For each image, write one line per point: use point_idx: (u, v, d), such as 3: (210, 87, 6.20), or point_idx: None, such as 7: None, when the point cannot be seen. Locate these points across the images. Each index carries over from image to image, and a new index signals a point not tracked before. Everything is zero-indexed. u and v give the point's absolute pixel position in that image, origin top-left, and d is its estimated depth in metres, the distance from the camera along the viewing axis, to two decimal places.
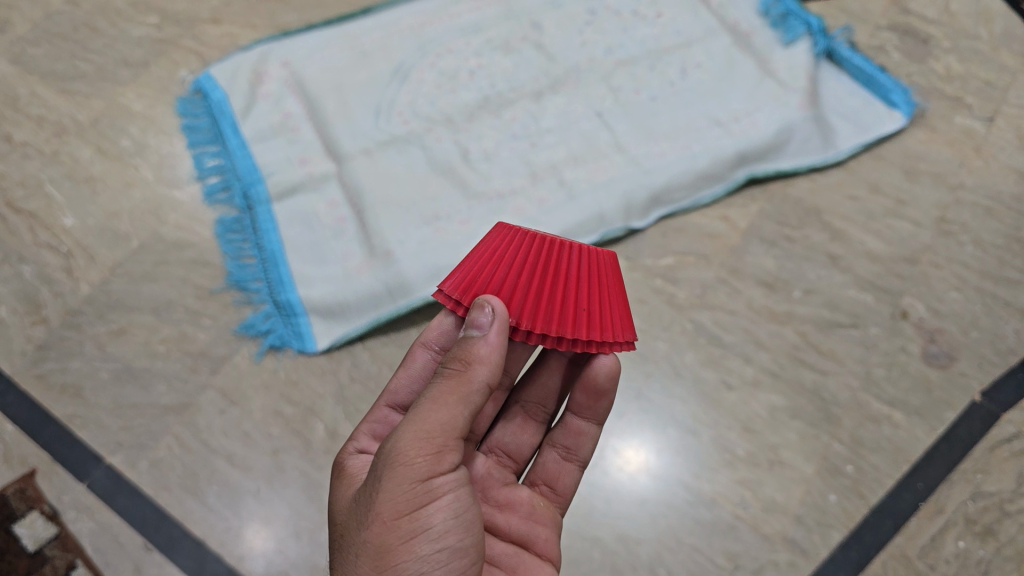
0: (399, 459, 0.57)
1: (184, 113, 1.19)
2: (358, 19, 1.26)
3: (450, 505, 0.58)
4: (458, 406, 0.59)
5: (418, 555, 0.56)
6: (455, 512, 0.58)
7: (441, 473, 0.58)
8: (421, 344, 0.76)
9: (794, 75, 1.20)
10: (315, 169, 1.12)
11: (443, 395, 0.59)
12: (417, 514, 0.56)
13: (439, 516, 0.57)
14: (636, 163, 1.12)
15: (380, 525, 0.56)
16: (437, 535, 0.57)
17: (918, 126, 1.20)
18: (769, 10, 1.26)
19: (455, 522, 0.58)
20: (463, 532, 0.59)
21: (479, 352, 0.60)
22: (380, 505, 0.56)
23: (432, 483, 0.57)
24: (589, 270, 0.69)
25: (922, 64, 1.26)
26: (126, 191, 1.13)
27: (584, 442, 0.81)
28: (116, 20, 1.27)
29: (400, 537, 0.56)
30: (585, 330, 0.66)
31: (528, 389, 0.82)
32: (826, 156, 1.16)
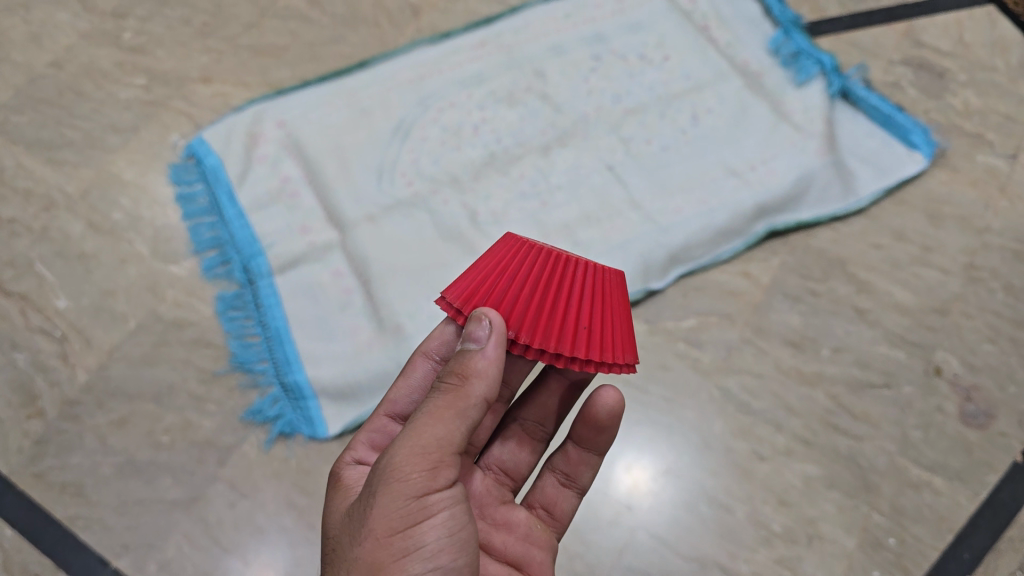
0: (394, 474, 0.56)
1: (177, 182, 1.14)
2: (354, 73, 1.21)
3: (445, 524, 0.57)
4: (456, 422, 0.58)
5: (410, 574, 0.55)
6: (448, 530, 0.57)
7: (436, 490, 0.57)
8: (421, 352, 0.74)
9: (810, 119, 1.15)
10: (317, 238, 1.08)
11: (441, 409, 0.59)
12: (411, 531, 0.56)
13: (432, 532, 0.56)
14: (651, 221, 1.07)
15: (373, 541, 0.56)
16: (432, 552, 0.56)
17: (939, 167, 1.15)
18: (780, 49, 1.23)
19: (449, 541, 0.57)
20: (457, 552, 0.57)
21: (478, 366, 0.59)
22: (373, 521, 0.56)
23: (427, 499, 0.56)
24: (596, 285, 0.69)
25: (940, 100, 1.21)
26: (120, 268, 1.08)
27: (583, 471, 0.80)
28: (102, 82, 1.22)
29: (393, 553, 0.55)
30: (584, 346, 0.64)
31: (527, 408, 0.81)
32: (847, 204, 1.12)
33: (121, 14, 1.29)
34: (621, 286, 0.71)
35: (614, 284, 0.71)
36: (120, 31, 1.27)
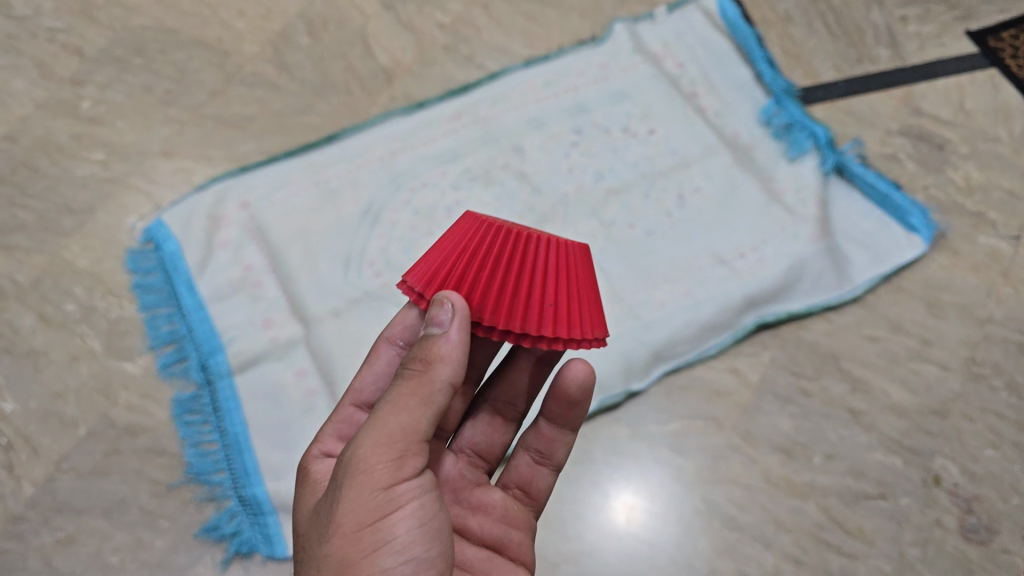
0: (361, 470, 0.57)
1: (134, 269, 1.08)
2: (322, 147, 1.15)
3: (415, 514, 0.57)
4: (423, 413, 0.59)
5: (382, 568, 0.56)
6: (418, 519, 0.57)
7: (404, 481, 0.57)
8: (385, 340, 0.75)
9: (802, 201, 1.10)
10: (280, 333, 1.03)
11: (405, 399, 0.59)
12: (380, 525, 0.56)
13: (402, 525, 0.57)
14: (634, 317, 1.02)
15: (342, 536, 0.56)
16: (403, 544, 0.56)
17: (940, 250, 1.09)
18: (772, 119, 1.17)
19: (420, 531, 0.57)
20: (428, 541, 0.58)
21: (442, 352, 0.59)
22: (343, 516, 0.56)
23: (393, 491, 0.57)
24: (558, 261, 0.66)
25: (940, 175, 1.15)
26: (72, 366, 1.03)
27: (557, 447, 0.79)
28: (58, 157, 1.16)
29: (362, 547, 0.56)
30: (551, 326, 0.62)
31: (497, 388, 0.79)
32: (841, 293, 1.06)
33: (80, 80, 1.22)
34: (584, 258, 0.68)
35: (578, 259, 0.67)
36: (79, 100, 1.20)
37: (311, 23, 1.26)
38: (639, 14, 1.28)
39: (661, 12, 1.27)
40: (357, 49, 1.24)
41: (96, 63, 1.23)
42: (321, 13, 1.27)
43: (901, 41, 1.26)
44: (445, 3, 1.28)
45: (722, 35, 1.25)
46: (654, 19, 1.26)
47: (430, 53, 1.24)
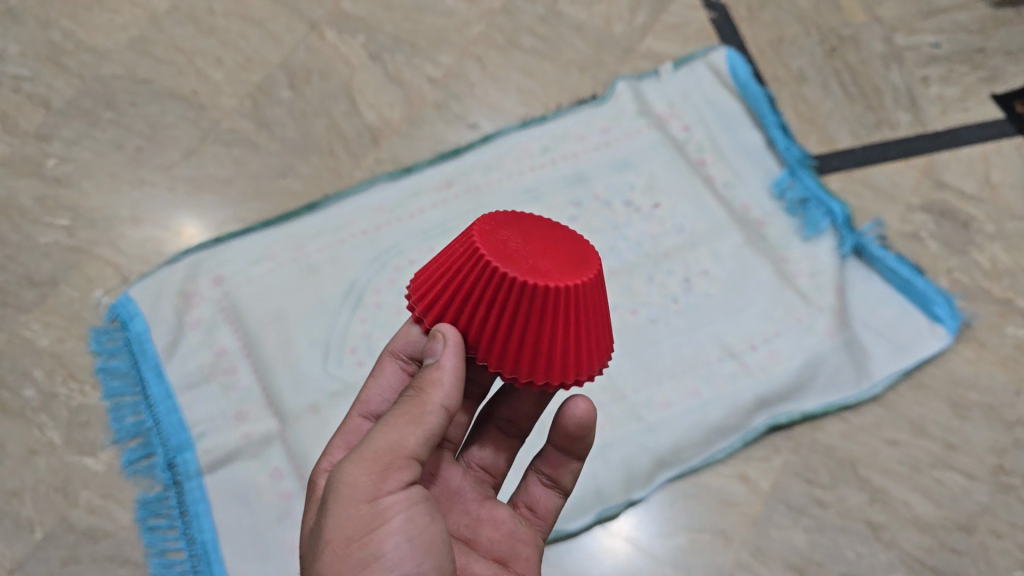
0: (347, 486, 0.52)
1: (98, 351, 1.00)
2: (301, 216, 1.07)
3: (404, 528, 0.52)
4: (415, 430, 0.54)
5: None
6: (411, 534, 0.52)
7: (391, 494, 0.52)
8: (389, 351, 0.66)
9: (819, 288, 1.03)
10: (254, 429, 0.95)
11: (397, 417, 0.54)
12: (368, 540, 0.51)
13: (392, 539, 0.51)
14: (637, 419, 0.95)
15: (329, 554, 0.51)
16: (392, 562, 0.51)
17: (965, 342, 1.02)
18: (785, 192, 1.09)
19: (411, 547, 0.52)
20: (423, 556, 0.52)
21: (434, 377, 0.55)
22: (330, 533, 0.51)
23: (381, 504, 0.52)
24: (563, 300, 0.53)
25: (964, 256, 1.08)
26: (29, 461, 0.95)
27: (564, 473, 0.72)
28: (19, 222, 1.07)
29: (350, 564, 0.51)
30: (540, 375, 0.57)
31: (501, 407, 0.72)
32: (860, 390, 0.99)
33: (45, 135, 1.13)
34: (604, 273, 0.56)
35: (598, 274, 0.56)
36: (44, 157, 1.12)
37: (293, 73, 1.18)
38: (643, 69, 1.19)
39: (666, 67, 1.18)
40: (342, 104, 1.16)
41: (63, 116, 1.15)
42: (303, 63, 1.19)
43: (923, 104, 1.17)
44: (437, 55, 1.20)
45: (732, 95, 1.16)
46: (659, 74, 1.17)
47: (419, 110, 1.15)
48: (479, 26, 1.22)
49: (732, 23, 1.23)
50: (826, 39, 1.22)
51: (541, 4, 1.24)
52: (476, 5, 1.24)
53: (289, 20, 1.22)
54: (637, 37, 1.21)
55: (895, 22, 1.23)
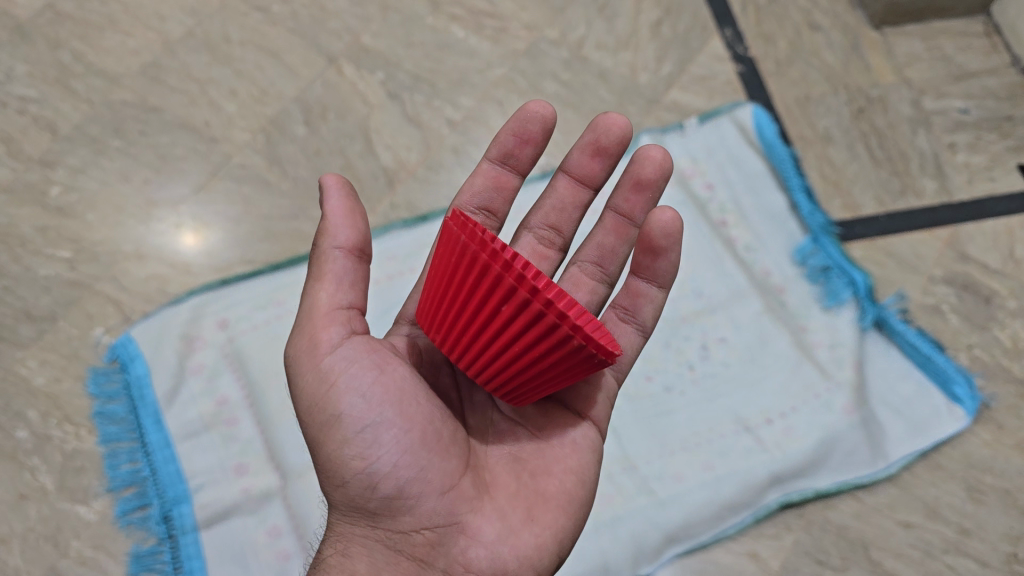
0: (297, 367, 0.61)
1: (96, 394, 0.97)
2: None
3: (353, 386, 0.59)
4: (331, 284, 0.62)
5: (343, 441, 0.59)
6: (364, 388, 0.59)
7: (333, 360, 0.59)
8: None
9: (837, 362, 1.01)
10: (254, 484, 0.92)
11: (314, 283, 0.62)
12: (325, 405, 0.59)
13: (347, 399, 0.58)
14: (648, 492, 0.93)
15: (307, 421, 0.61)
16: (354, 418, 0.58)
17: (984, 423, 0.99)
18: (807, 259, 1.07)
19: (366, 399, 0.59)
20: (382, 404, 0.59)
21: (326, 273, 0.62)
22: (301, 408, 0.61)
23: (325, 368, 0.59)
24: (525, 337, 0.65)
25: (985, 332, 1.04)
26: (17, 506, 0.91)
27: (643, 305, 0.73)
28: (19, 252, 1.04)
29: (321, 427, 0.60)
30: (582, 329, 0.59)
31: (585, 248, 0.77)
32: (876, 470, 0.96)
33: (50, 161, 1.10)
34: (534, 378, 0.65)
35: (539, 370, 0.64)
36: (48, 185, 1.09)
37: (309, 109, 1.15)
38: (667, 123, 1.17)
39: (692, 122, 1.16)
40: (357, 144, 1.13)
41: (70, 142, 1.12)
42: (320, 98, 1.16)
43: (949, 171, 1.14)
44: (457, 97, 1.17)
45: (757, 155, 1.14)
46: (684, 128, 1.15)
47: (436, 154, 1.13)
48: (500, 69, 1.19)
49: (759, 77, 1.21)
50: (853, 99, 1.19)
51: (565, 48, 1.21)
52: (499, 45, 1.21)
53: (307, 52, 1.19)
54: (662, 87, 1.19)
55: (924, 85, 1.20)
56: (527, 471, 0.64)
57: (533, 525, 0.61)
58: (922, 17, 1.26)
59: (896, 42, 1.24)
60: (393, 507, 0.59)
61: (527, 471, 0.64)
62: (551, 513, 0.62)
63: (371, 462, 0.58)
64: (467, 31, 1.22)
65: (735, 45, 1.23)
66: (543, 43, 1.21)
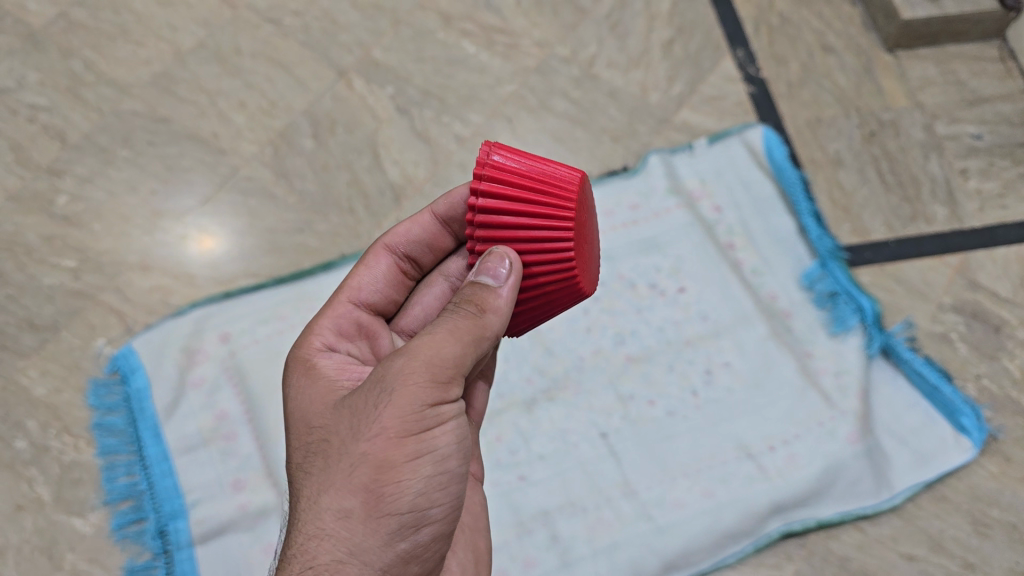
0: (404, 376, 0.51)
1: (96, 405, 0.97)
2: (316, 276, 1.04)
3: (453, 432, 0.53)
4: (510, 293, 0.55)
5: (420, 476, 0.52)
6: (457, 437, 0.54)
7: (448, 402, 0.53)
8: (383, 245, 0.67)
9: (842, 390, 0.99)
10: (251, 500, 0.92)
11: (455, 325, 0.53)
12: (424, 435, 0.51)
13: (444, 440, 0.52)
14: (647, 518, 0.92)
15: (385, 440, 0.51)
16: (442, 461, 0.53)
17: (990, 456, 0.98)
18: (814, 284, 1.06)
19: (455, 447, 0.53)
20: (459, 457, 0.54)
21: (497, 303, 0.54)
22: (387, 421, 0.51)
23: (441, 406, 0.52)
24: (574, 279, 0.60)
25: (994, 362, 1.03)
26: (13, 517, 0.91)
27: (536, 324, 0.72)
28: (25, 261, 1.04)
29: (405, 454, 0.51)
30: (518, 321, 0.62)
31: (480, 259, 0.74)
32: (879, 501, 0.95)
33: (58, 170, 1.10)
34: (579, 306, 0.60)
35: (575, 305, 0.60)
36: (55, 194, 1.09)
37: (318, 122, 1.15)
38: (676, 143, 1.16)
39: (701, 142, 1.15)
40: (364, 158, 1.13)
41: (78, 151, 1.12)
42: (328, 112, 1.16)
43: (960, 199, 1.13)
44: (466, 113, 1.17)
45: (767, 177, 1.13)
46: (693, 149, 1.15)
47: (443, 171, 1.12)
48: (510, 86, 1.19)
49: (770, 99, 1.20)
50: (865, 123, 1.18)
51: (576, 66, 1.21)
52: (510, 62, 1.21)
53: (316, 65, 1.19)
54: (672, 107, 1.18)
55: (937, 109, 1.19)
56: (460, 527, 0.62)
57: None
58: (937, 41, 1.25)
59: (909, 65, 1.23)
60: (408, 556, 0.52)
61: (468, 526, 0.63)
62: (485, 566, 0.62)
63: (428, 508, 0.52)
64: (478, 46, 1.22)
65: (746, 65, 1.22)
66: (554, 61, 1.21)
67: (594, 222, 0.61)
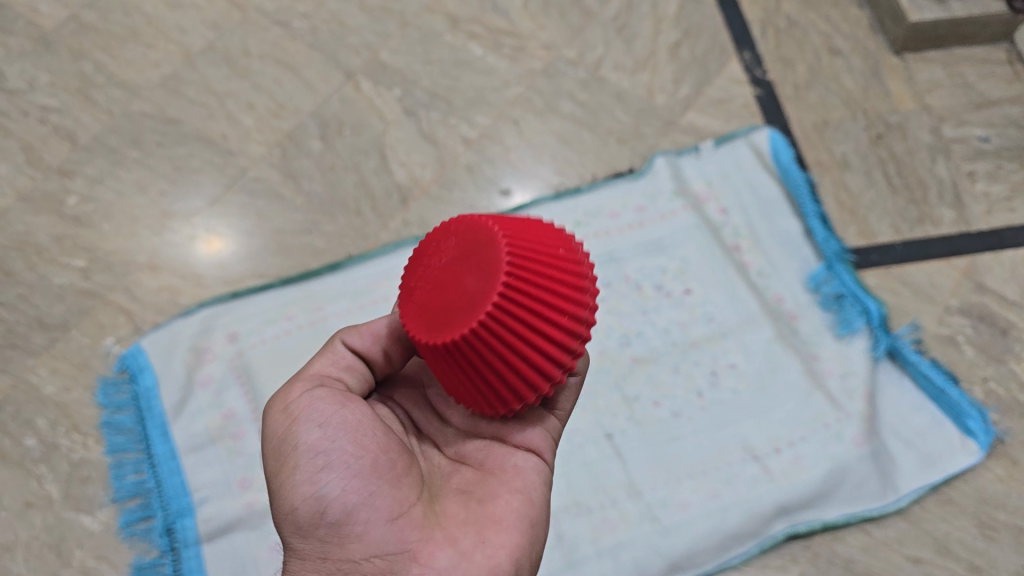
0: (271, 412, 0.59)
1: (105, 403, 0.97)
2: (322, 276, 1.04)
3: (312, 417, 0.56)
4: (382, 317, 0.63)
5: (298, 469, 0.55)
6: (321, 419, 0.56)
7: (298, 400, 0.57)
8: None
9: (848, 393, 0.99)
10: (257, 499, 0.92)
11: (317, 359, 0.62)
12: (287, 440, 0.56)
13: (303, 429, 0.56)
14: (652, 519, 0.93)
15: (270, 465, 0.57)
16: (308, 445, 0.55)
17: (997, 458, 0.98)
18: (820, 286, 1.06)
19: (324, 427, 0.56)
20: (337, 433, 0.55)
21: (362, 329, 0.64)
22: (267, 455, 0.58)
23: (292, 408, 0.57)
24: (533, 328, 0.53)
25: (1001, 365, 1.03)
26: (24, 515, 0.92)
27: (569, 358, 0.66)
28: (35, 260, 1.05)
29: (280, 463, 0.56)
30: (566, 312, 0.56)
31: None
32: (885, 504, 0.95)
33: (68, 170, 1.11)
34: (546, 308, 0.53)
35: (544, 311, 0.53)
36: (65, 194, 1.10)
37: (325, 124, 1.16)
38: (683, 145, 1.16)
39: (707, 144, 1.15)
40: (372, 160, 1.13)
41: (88, 152, 1.13)
42: (336, 114, 1.16)
43: (968, 201, 1.13)
44: (473, 115, 1.17)
45: (774, 178, 1.13)
46: (699, 152, 1.15)
47: (451, 172, 1.13)
48: (517, 88, 1.19)
49: (777, 102, 1.20)
50: (872, 125, 1.19)
51: (582, 68, 1.21)
52: (517, 64, 1.21)
53: (324, 67, 1.20)
54: (679, 109, 1.19)
55: (944, 112, 1.19)
56: (475, 499, 0.56)
57: (485, 546, 0.53)
58: (944, 43, 1.25)
59: (916, 68, 1.23)
60: (341, 538, 0.53)
61: (474, 499, 0.56)
62: (507, 534, 0.54)
63: (320, 489, 0.53)
64: (485, 49, 1.22)
65: (753, 68, 1.22)
66: (560, 63, 1.22)
67: (465, 254, 0.53)
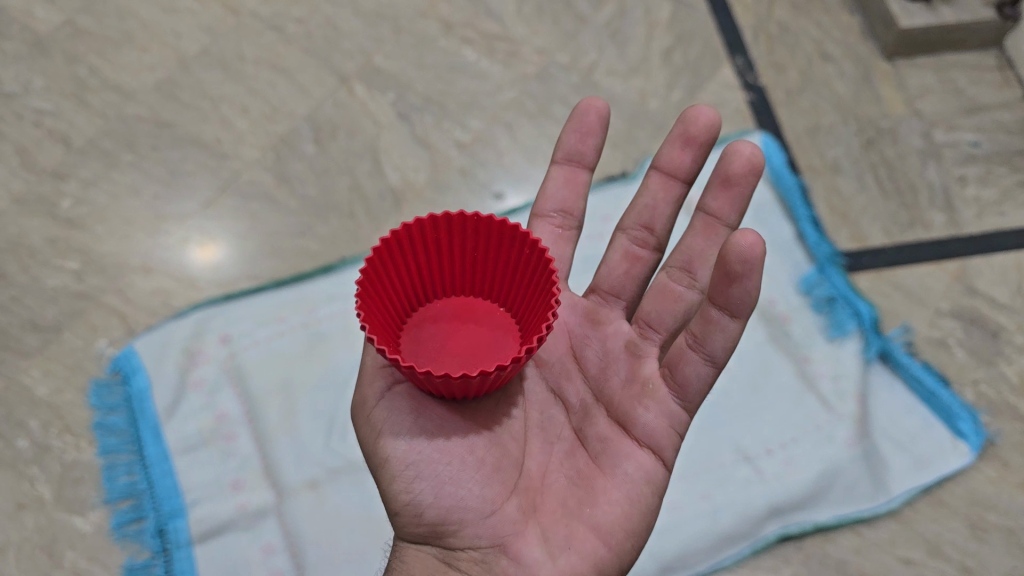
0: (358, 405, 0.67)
1: (97, 405, 0.97)
2: (314, 279, 1.05)
3: (397, 428, 0.64)
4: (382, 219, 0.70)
5: (394, 474, 0.63)
6: (406, 430, 0.64)
7: (379, 401, 0.65)
8: (539, 216, 0.82)
9: (839, 393, 1.00)
10: (250, 501, 0.92)
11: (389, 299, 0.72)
12: (379, 444, 0.64)
13: (392, 442, 0.64)
14: None
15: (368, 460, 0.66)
16: (399, 457, 0.63)
17: (988, 459, 0.98)
18: (813, 289, 1.06)
19: (409, 439, 0.64)
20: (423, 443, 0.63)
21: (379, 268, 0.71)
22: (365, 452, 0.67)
23: (375, 412, 0.65)
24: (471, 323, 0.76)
25: (991, 368, 1.03)
26: (16, 516, 0.92)
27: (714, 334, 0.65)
28: (29, 262, 1.05)
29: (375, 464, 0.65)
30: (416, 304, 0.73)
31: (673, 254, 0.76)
32: (876, 505, 0.95)
33: (63, 173, 1.12)
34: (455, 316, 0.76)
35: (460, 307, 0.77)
36: (59, 197, 1.10)
37: (319, 128, 1.16)
38: None
39: None
40: (365, 163, 1.14)
41: (83, 154, 1.13)
42: (330, 118, 1.17)
43: (958, 206, 1.14)
44: (467, 119, 1.18)
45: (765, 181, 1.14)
46: None
47: (444, 176, 1.13)
48: (511, 92, 1.20)
49: (768, 106, 1.21)
50: (863, 130, 1.19)
51: (575, 73, 1.22)
52: (510, 69, 1.22)
53: (318, 71, 1.20)
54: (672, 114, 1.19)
55: (935, 118, 1.20)
56: (577, 497, 0.64)
57: (571, 551, 0.62)
58: (935, 49, 1.26)
59: (906, 74, 1.24)
60: (443, 535, 0.62)
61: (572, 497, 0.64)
62: (594, 544, 0.62)
63: (416, 496, 0.63)
64: (479, 54, 1.23)
65: (745, 73, 1.23)
66: (554, 68, 1.22)
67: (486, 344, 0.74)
